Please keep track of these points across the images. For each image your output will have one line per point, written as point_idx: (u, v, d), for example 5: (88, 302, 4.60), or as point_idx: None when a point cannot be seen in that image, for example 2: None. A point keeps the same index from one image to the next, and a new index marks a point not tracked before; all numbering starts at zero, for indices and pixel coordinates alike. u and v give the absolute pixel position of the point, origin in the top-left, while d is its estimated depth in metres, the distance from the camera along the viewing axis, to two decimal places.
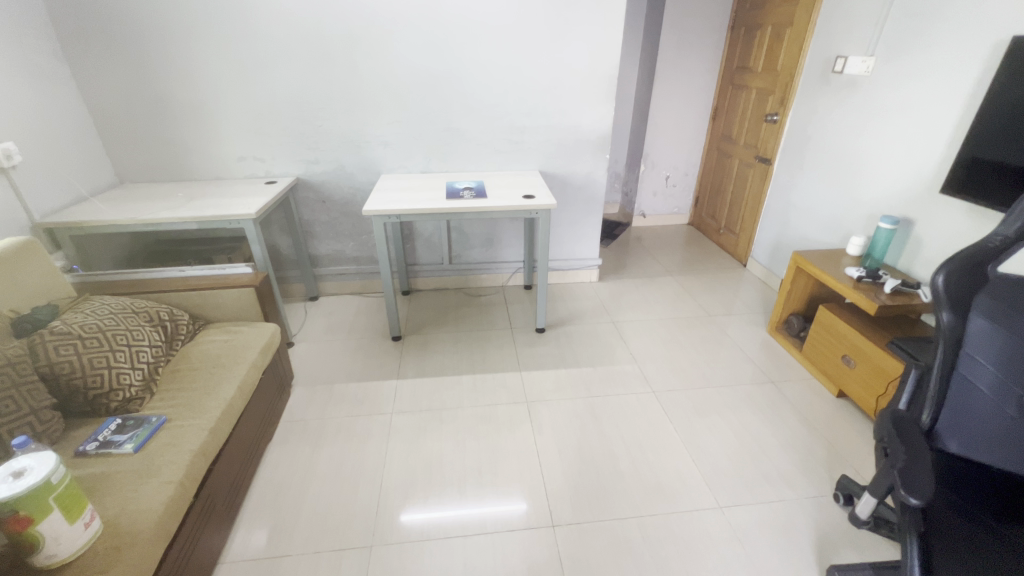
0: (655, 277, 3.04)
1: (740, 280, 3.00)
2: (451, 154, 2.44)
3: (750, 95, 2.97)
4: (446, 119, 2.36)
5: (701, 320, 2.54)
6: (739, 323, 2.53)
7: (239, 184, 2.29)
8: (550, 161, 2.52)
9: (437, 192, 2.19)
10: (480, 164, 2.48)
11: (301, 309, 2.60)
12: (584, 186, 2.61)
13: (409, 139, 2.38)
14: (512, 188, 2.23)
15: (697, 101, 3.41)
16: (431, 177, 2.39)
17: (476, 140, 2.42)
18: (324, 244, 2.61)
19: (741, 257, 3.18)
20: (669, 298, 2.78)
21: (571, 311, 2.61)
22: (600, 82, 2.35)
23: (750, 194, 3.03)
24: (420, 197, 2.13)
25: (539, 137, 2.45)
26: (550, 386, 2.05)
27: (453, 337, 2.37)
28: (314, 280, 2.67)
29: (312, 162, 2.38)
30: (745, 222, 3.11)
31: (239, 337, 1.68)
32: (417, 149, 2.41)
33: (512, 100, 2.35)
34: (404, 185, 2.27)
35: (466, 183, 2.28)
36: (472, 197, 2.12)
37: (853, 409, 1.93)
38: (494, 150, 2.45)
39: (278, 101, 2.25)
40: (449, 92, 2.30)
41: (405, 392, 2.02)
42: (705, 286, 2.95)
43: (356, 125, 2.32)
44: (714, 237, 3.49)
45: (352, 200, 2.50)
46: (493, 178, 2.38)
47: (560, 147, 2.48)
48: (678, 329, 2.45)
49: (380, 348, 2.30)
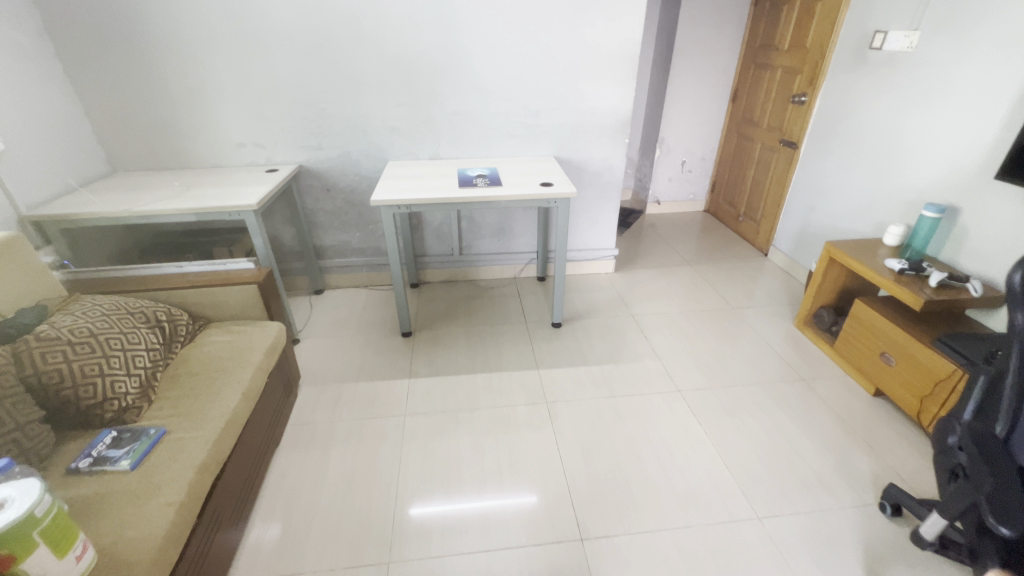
0: (672, 267, 2.91)
1: (761, 270, 2.88)
2: (462, 139, 2.30)
3: (775, 75, 2.81)
4: (456, 102, 2.22)
5: (724, 313, 2.43)
6: (764, 316, 2.41)
7: (238, 173, 2.16)
8: (566, 146, 2.38)
9: (449, 180, 2.06)
10: (493, 150, 2.35)
11: (305, 303, 2.49)
12: (601, 172, 2.48)
13: (418, 124, 2.24)
14: (528, 176, 2.10)
15: (717, 82, 3.25)
16: (441, 165, 2.25)
17: (489, 124, 2.28)
18: (328, 235, 2.49)
19: (761, 246, 3.05)
20: (690, 290, 2.66)
21: (588, 304, 2.50)
22: (620, 61, 2.21)
23: (773, 180, 2.89)
24: (430, 186, 2.00)
25: (555, 120, 2.31)
26: (570, 385, 1.95)
27: (466, 333, 2.26)
28: (319, 273, 2.55)
29: (315, 149, 2.25)
30: (768, 210, 2.97)
31: (242, 337, 1.57)
32: (426, 134, 2.27)
33: (527, 80, 2.21)
34: (413, 173, 2.14)
35: (479, 171, 2.15)
36: (486, 185, 2.00)
37: (892, 408, 1.83)
38: (507, 134, 2.31)
39: (278, 83, 2.11)
40: (460, 72, 2.15)
41: (417, 391, 1.92)
42: (725, 276, 2.83)
43: (361, 109, 2.19)
44: (732, 224, 3.35)
45: (357, 189, 2.38)
46: (507, 165, 2.25)
47: (576, 131, 2.34)
48: (700, 323, 2.34)
49: (389, 345, 2.20)
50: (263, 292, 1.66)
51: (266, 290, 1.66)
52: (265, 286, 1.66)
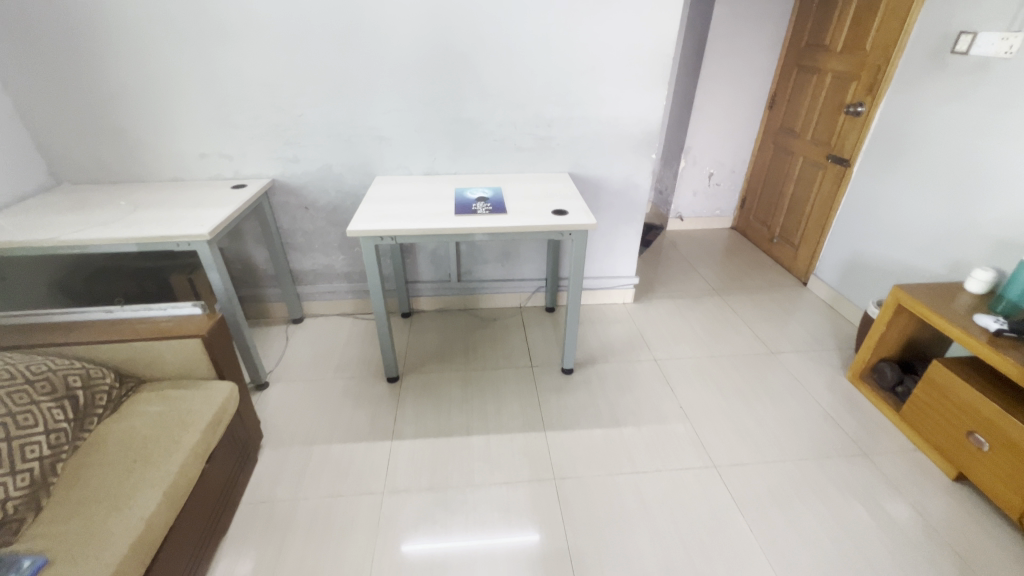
0: (699, 296, 2.57)
1: (801, 303, 2.53)
2: (463, 152, 1.98)
3: (823, 81, 2.45)
4: (457, 109, 1.89)
5: (763, 359, 2.09)
6: (809, 363, 2.08)
7: (200, 188, 1.85)
8: (584, 161, 2.04)
9: (444, 204, 1.72)
10: (498, 165, 2.02)
11: (281, 334, 2.19)
12: (623, 192, 2.14)
13: (411, 134, 1.92)
14: (539, 199, 1.76)
15: (752, 86, 2.89)
16: (436, 182, 1.93)
17: (494, 134, 1.95)
18: (308, 258, 2.18)
19: (800, 274, 2.70)
20: (720, 326, 2.32)
21: (603, 343, 2.18)
22: (651, 64, 1.86)
23: (817, 200, 2.54)
24: (421, 211, 1.67)
25: (572, 132, 1.97)
26: (583, 455, 1.63)
27: (461, 379, 1.95)
28: (298, 299, 2.24)
29: (291, 161, 1.93)
30: (809, 233, 2.61)
31: (179, 406, 1.26)
32: (421, 146, 1.95)
33: (540, 84, 1.87)
34: (402, 194, 1.81)
35: (481, 192, 1.81)
36: (487, 213, 1.66)
37: (978, 499, 1.49)
38: (515, 147, 1.98)
39: (246, 84, 1.79)
40: (461, 75, 1.82)
41: (401, 458, 1.61)
42: (759, 309, 2.48)
43: (344, 117, 1.86)
44: (765, 246, 3.00)
45: (341, 207, 2.06)
46: (514, 185, 1.91)
47: (596, 144, 2.01)
48: (736, 372, 2.01)
49: (372, 392, 1.89)
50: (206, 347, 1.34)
51: (209, 345, 1.34)
52: (208, 340, 1.34)
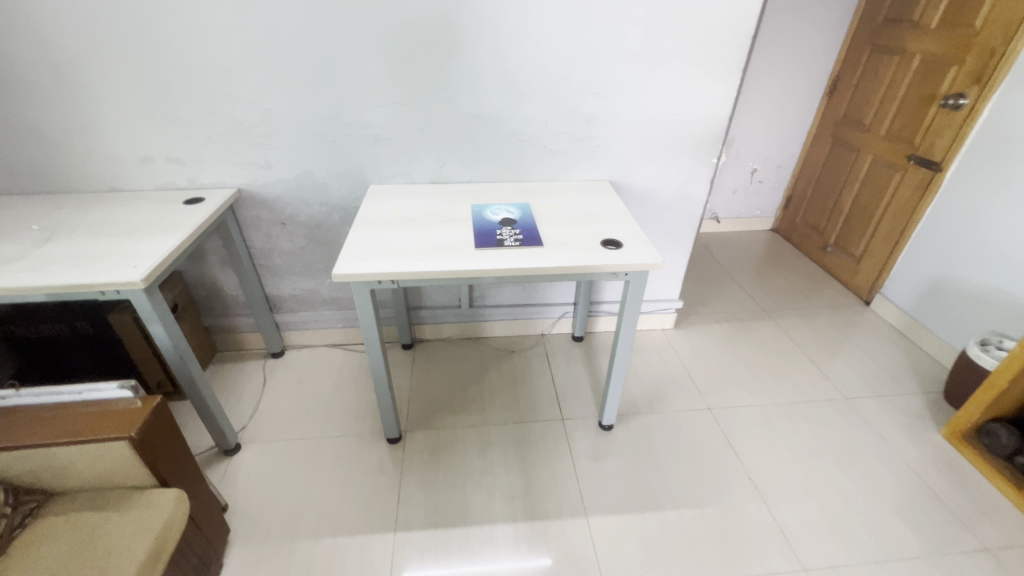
0: (748, 318, 2.22)
1: (866, 328, 2.18)
2: (479, 155, 1.57)
3: (908, 64, 2.04)
4: (473, 101, 1.47)
5: (836, 406, 1.76)
6: (891, 412, 1.74)
7: (143, 203, 1.44)
8: (629, 167, 1.65)
9: (459, 230, 1.32)
10: (523, 171, 1.61)
11: (258, 374, 1.81)
12: (673, 204, 1.75)
13: (414, 132, 1.50)
14: (581, 224, 1.37)
15: (810, 69, 2.47)
16: (447, 196, 1.52)
17: (521, 133, 1.54)
18: (288, 282, 1.78)
19: (861, 291, 2.35)
20: (779, 359, 1.98)
21: (644, 385, 1.83)
22: (722, 45, 1.44)
23: (890, 208, 2.16)
24: (430, 241, 1.27)
25: (616, 132, 1.57)
26: (638, 554, 1.29)
27: (478, 438, 1.59)
28: (277, 329, 1.86)
29: (260, 167, 1.52)
30: (875, 245, 2.25)
31: (97, 542, 0.89)
32: (426, 148, 1.53)
33: (582, 70, 1.45)
34: (405, 215, 1.40)
35: (505, 213, 1.41)
36: (517, 245, 1.26)
37: None
38: (546, 149, 1.58)
39: (197, 67, 1.35)
40: (478, 57, 1.40)
41: (408, 561, 1.26)
42: (820, 335, 2.13)
43: (327, 111, 1.44)
44: (816, 255, 2.63)
45: (327, 223, 1.66)
46: (545, 200, 1.52)
47: (645, 147, 1.60)
48: (808, 426, 1.67)
49: (368, 458, 1.53)
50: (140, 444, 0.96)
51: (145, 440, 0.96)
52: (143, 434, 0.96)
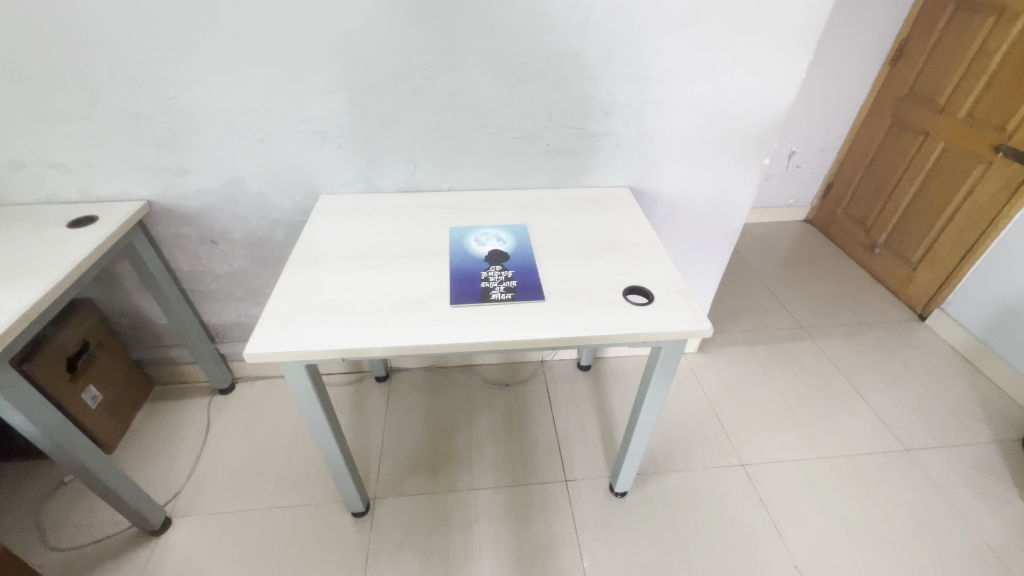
0: (783, 337, 1.89)
1: (922, 350, 1.86)
2: (461, 157, 1.20)
3: (1006, 28, 1.62)
4: (452, 85, 1.08)
5: (894, 460, 1.46)
6: (961, 468, 1.45)
7: (13, 226, 1.08)
8: (655, 170, 1.28)
9: (429, 271, 0.97)
10: (519, 175, 1.24)
11: (201, 416, 1.51)
12: (708, 215, 1.39)
13: (373, 127, 1.12)
14: (597, 260, 1.02)
15: (872, 31, 2.02)
16: (418, 213, 1.16)
17: (516, 126, 1.16)
18: (229, 308, 1.44)
19: (914, 302, 2.02)
20: (823, 393, 1.67)
21: (664, 430, 1.53)
22: (795, 6, 1.04)
23: (964, 209, 1.79)
24: (389, 291, 0.92)
25: (643, 126, 1.19)
26: None
27: (463, 507, 1.31)
28: (221, 361, 1.55)
29: (173, 174, 1.15)
30: (937, 251, 1.90)
31: None
32: (391, 148, 1.16)
33: (600, 45, 1.06)
34: (359, 245, 1.05)
35: (493, 243, 1.06)
36: (508, 299, 0.91)
37: None
38: (550, 147, 1.20)
39: (58, 38, 0.95)
40: (456, 25, 1.00)
41: None
42: (869, 359, 1.81)
43: (252, 99, 1.06)
44: (860, 255, 2.28)
45: (269, 241, 1.30)
46: (547, 218, 1.15)
47: (679, 144, 1.23)
48: (862, 491, 1.38)
49: (328, 537, 1.24)
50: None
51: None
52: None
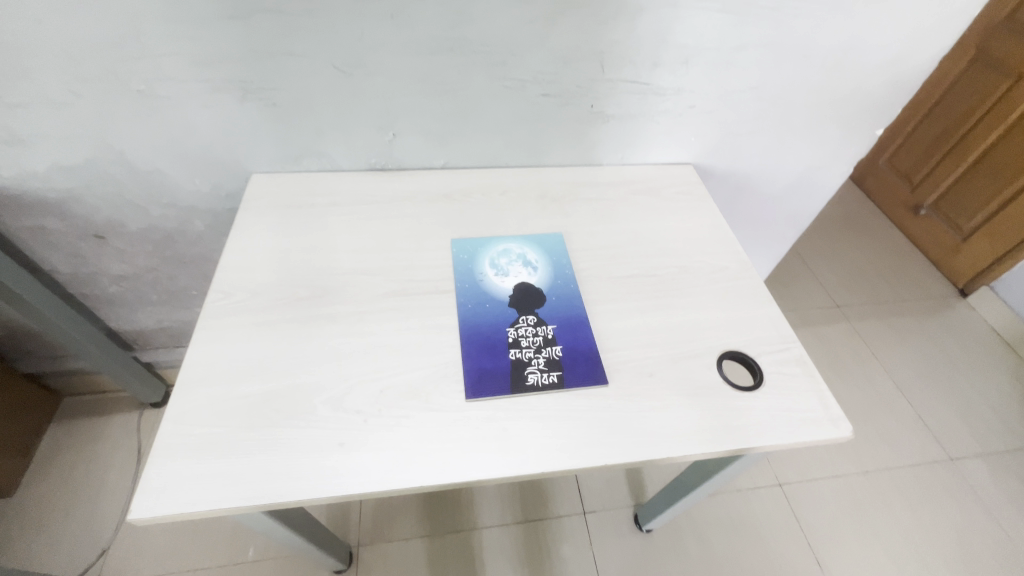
0: (816, 320, 1.67)
1: (964, 333, 1.68)
2: (462, 124, 0.80)
3: None
4: (452, 10, 0.65)
5: (939, 472, 1.33)
6: (1008, 480, 1.32)
7: None
8: (733, 143, 0.92)
9: (427, 327, 0.64)
10: (546, 149, 0.86)
11: (129, 440, 1.20)
12: (782, 198, 1.06)
13: (325, 75, 0.70)
14: (671, 302, 0.70)
15: None
16: (402, 210, 0.79)
17: (548, 79, 0.75)
18: (144, 314, 1.08)
19: (957, 276, 1.81)
20: (862, 391, 1.49)
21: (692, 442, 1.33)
22: None
23: None
24: (369, 370, 0.60)
25: (731, 83, 0.81)
26: None
27: (463, 554, 1.10)
28: (147, 372, 1.20)
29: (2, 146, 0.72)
30: (998, 224, 1.64)
31: None
32: (355, 108, 0.75)
33: None
34: (316, 274, 0.69)
35: (518, 271, 0.71)
36: (552, 382, 0.60)
37: None
38: (596, 110, 0.81)
39: None
40: None
41: None
42: (908, 346, 1.62)
43: (110, 27, 0.62)
44: (899, 215, 2.02)
45: (184, 235, 0.91)
46: (589, 221, 0.81)
47: (773, 109, 0.86)
48: (908, 513, 1.25)
49: None
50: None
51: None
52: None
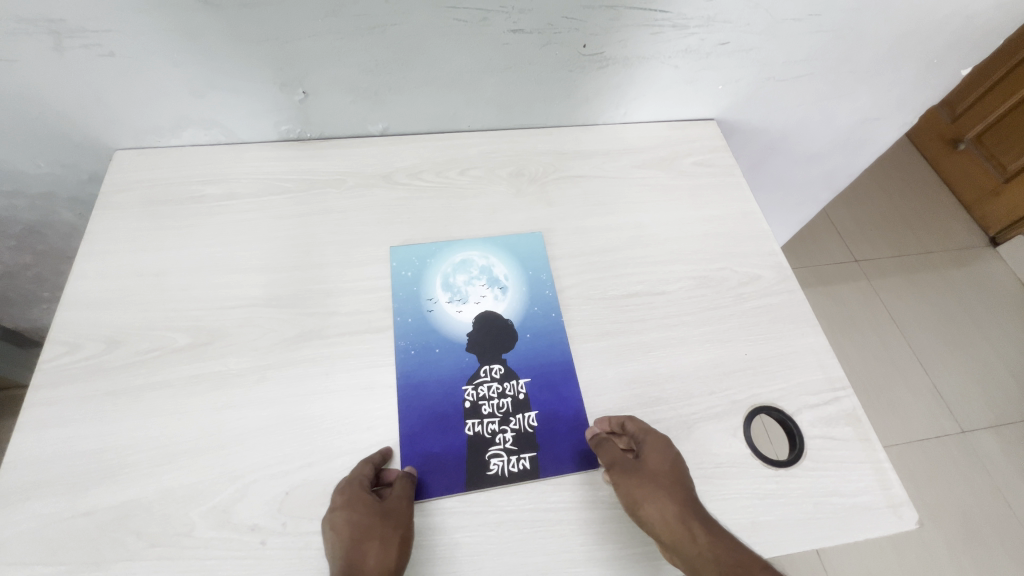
0: (831, 277, 1.51)
1: (991, 288, 1.53)
2: (400, 77, 0.56)
3: None
4: None
5: (949, 448, 1.25)
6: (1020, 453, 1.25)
7: None
8: (774, 91, 0.68)
9: (355, 389, 0.47)
10: (521, 107, 0.63)
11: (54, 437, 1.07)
12: (821, 156, 0.85)
13: (178, 8, 0.46)
14: (685, 334, 0.53)
15: None
16: (325, 202, 0.58)
17: (522, 9, 0.51)
18: (42, 310, 0.89)
19: (989, 222, 1.63)
20: (875, 360, 1.37)
21: None
22: None
23: None
24: (272, 460, 0.43)
25: (787, 6, 0.56)
26: None
27: None
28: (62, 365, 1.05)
29: None
30: None
31: None
32: (239, 59, 0.51)
33: None
34: (202, 307, 0.50)
35: (480, 295, 0.53)
36: (520, 469, 0.44)
37: None
38: (592, 53, 0.57)
39: None
40: None
41: None
42: (928, 305, 1.48)
43: None
44: (935, 149, 1.78)
45: (53, 227, 0.70)
46: (579, 211, 0.60)
47: (835, 45, 0.62)
48: (913, 492, 1.18)
49: None
50: (343, 539, 0.38)
51: (397, 518, 0.39)
52: (395, 552, 0.38)
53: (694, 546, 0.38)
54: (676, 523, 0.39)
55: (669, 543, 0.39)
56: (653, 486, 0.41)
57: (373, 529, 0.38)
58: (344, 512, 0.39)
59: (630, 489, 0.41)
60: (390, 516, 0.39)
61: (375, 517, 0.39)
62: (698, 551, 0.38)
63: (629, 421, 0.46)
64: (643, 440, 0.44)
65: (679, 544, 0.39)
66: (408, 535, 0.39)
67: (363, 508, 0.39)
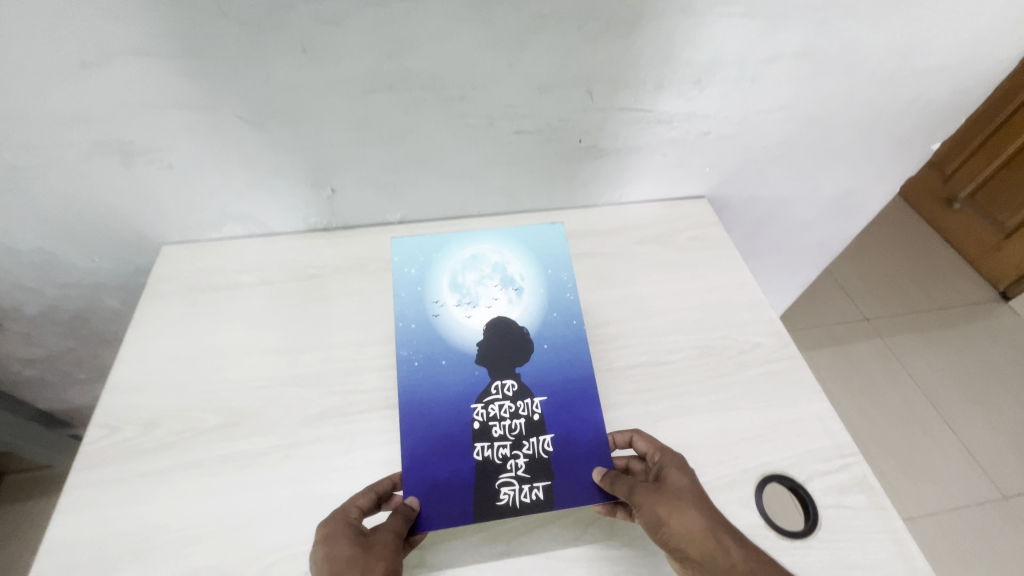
0: (843, 336, 1.51)
1: (1011, 342, 1.51)
2: (417, 173, 0.63)
3: None
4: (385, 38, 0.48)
5: (993, 516, 1.18)
6: None
7: None
8: (757, 170, 0.74)
9: (373, 465, 0.49)
10: (526, 193, 0.70)
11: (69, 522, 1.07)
12: (812, 224, 0.89)
13: (229, 129, 0.54)
14: (690, 404, 0.54)
15: None
16: (348, 285, 0.63)
17: (523, 114, 0.58)
18: (76, 391, 0.93)
19: (995, 276, 1.64)
20: (899, 420, 1.33)
21: None
22: None
23: None
24: (292, 539, 0.45)
25: (757, 102, 0.63)
26: None
27: None
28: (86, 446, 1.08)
29: None
30: None
31: None
32: (278, 166, 0.58)
33: None
34: (232, 388, 0.54)
35: (490, 295, 0.56)
36: (529, 497, 0.47)
37: None
38: (587, 146, 0.64)
39: None
40: None
41: None
42: (947, 360, 1.46)
43: None
44: (932, 208, 1.84)
45: (97, 314, 0.76)
46: (582, 286, 0.65)
47: (807, 130, 0.69)
48: (962, 567, 1.11)
49: None
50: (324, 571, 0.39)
51: (379, 549, 0.40)
52: None
53: (728, 558, 0.41)
54: (709, 535, 0.41)
55: (702, 556, 0.41)
56: (677, 501, 0.43)
57: (355, 560, 0.39)
58: (324, 545, 0.40)
59: (655, 508, 0.43)
60: (372, 548, 0.40)
61: (356, 549, 0.40)
62: (732, 563, 0.41)
63: (642, 440, 0.49)
64: (663, 460, 0.47)
65: (713, 557, 0.41)
66: (389, 567, 0.40)
67: (345, 540, 0.40)
